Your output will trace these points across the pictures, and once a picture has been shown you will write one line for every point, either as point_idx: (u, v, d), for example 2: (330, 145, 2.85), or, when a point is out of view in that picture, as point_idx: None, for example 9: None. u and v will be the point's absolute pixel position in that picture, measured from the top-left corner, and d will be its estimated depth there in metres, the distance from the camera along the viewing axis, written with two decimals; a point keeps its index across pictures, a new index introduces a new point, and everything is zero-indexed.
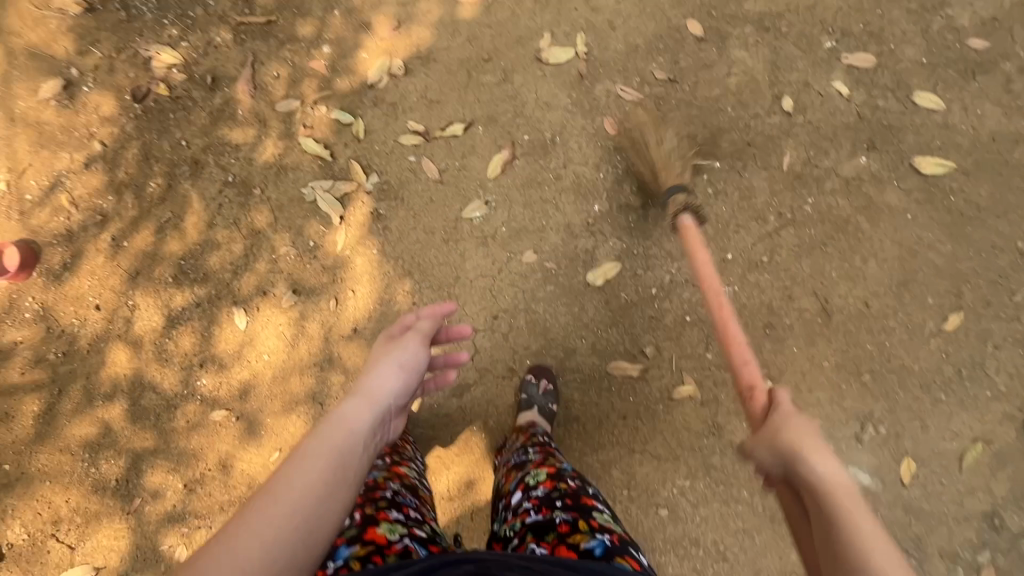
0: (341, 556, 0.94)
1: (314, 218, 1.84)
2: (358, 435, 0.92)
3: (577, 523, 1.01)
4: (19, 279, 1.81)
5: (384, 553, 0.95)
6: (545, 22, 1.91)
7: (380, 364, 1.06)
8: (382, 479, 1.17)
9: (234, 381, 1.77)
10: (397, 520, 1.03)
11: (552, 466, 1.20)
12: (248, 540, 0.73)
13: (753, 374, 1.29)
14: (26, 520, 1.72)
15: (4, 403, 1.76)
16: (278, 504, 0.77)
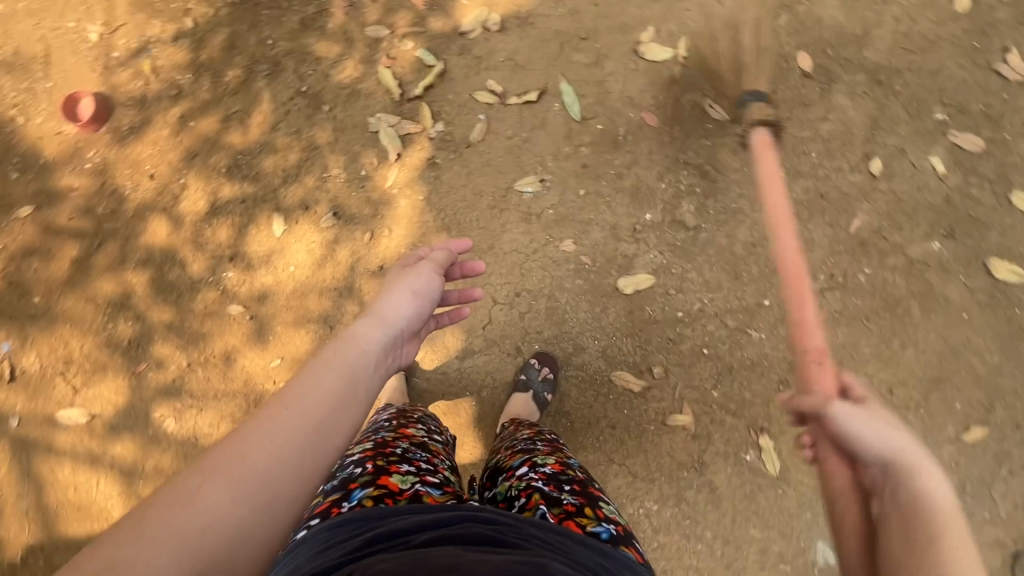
0: (355, 498, 0.92)
1: (373, 149, 1.85)
2: (369, 357, 0.89)
3: (584, 508, 1.00)
4: (88, 130, 1.87)
5: (396, 497, 0.93)
6: (652, 15, 1.84)
7: (394, 290, 1.03)
8: (392, 437, 1.13)
9: (257, 282, 1.83)
10: (408, 471, 1.01)
11: (559, 455, 1.19)
12: (255, 443, 0.71)
13: (822, 343, 1.33)
14: (41, 353, 1.83)
15: (47, 240, 1.86)
16: (286, 413, 0.75)
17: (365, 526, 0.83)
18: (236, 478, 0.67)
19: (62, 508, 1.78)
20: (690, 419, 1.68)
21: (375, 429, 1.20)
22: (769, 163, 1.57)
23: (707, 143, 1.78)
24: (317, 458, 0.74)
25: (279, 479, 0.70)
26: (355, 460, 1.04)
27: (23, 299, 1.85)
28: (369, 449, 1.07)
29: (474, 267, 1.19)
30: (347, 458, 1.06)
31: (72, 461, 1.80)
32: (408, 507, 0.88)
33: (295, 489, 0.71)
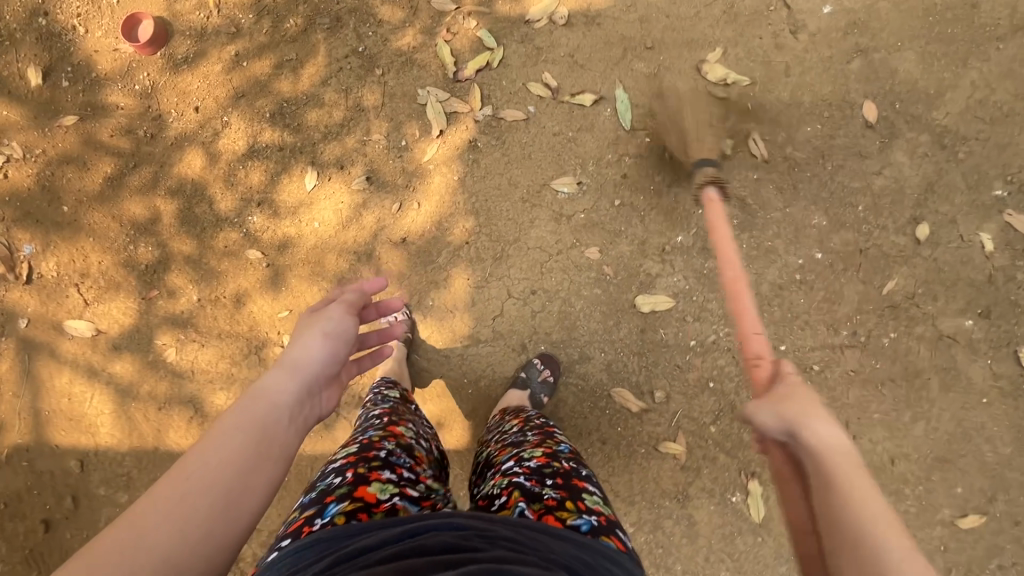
0: (327, 515, 0.90)
1: (417, 121, 1.84)
2: (283, 408, 0.88)
3: (565, 501, 0.98)
4: (143, 51, 1.88)
5: (372, 510, 0.92)
6: (723, 37, 1.80)
7: (304, 336, 1.02)
8: (377, 437, 1.12)
9: (279, 231, 1.83)
10: (389, 480, 1.00)
11: (548, 445, 1.17)
12: (158, 515, 0.68)
13: (763, 347, 1.24)
14: (61, 261, 1.86)
15: (85, 152, 1.87)
16: (193, 478, 0.73)
17: (330, 548, 0.80)
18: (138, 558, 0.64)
19: (54, 415, 1.81)
20: (682, 448, 1.65)
21: (363, 428, 1.19)
22: (723, 223, 1.50)
23: (754, 176, 1.74)
24: (232, 523, 0.73)
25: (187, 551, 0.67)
26: (337, 466, 1.03)
27: (53, 205, 1.87)
28: (351, 454, 1.05)
29: (389, 305, 1.19)
30: (329, 465, 1.05)
31: (72, 371, 1.83)
32: (375, 523, 0.85)
33: (204, 560, 0.68)
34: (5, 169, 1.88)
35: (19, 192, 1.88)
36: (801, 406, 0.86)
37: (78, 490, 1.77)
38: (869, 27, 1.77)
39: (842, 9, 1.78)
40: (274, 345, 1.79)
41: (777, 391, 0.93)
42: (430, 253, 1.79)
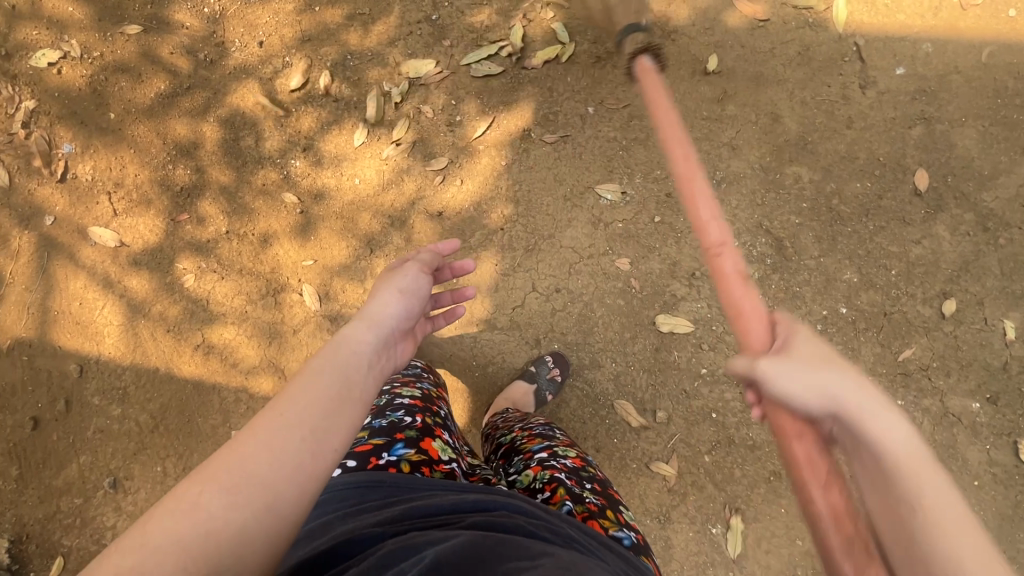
0: (395, 454, 1.01)
1: (475, 99, 1.84)
2: (363, 358, 0.81)
3: (605, 508, 1.04)
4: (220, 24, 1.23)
5: (433, 466, 1.03)
6: (793, 77, 1.79)
7: (381, 292, 0.95)
8: (436, 397, 1.26)
9: (319, 180, 1.83)
10: (448, 443, 1.11)
11: (578, 449, 1.24)
12: (248, 448, 0.66)
13: (722, 232, 1.07)
14: (98, 167, 1.85)
15: (142, 64, 1.86)
16: (280, 416, 0.70)
17: (398, 495, 0.91)
18: (236, 484, 0.64)
19: (62, 316, 1.81)
20: (672, 471, 1.66)
21: (416, 380, 1.31)
22: (663, 93, 1.30)
23: (796, 221, 1.74)
24: (312, 463, 0.68)
25: (278, 481, 0.65)
26: (404, 407, 1.15)
27: (100, 110, 1.86)
28: (418, 401, 1.19)
29: (462, 267, 1.14)
30: (397, 400, 1.18)
31: (87, 278, 1.82)
32: (440, 484, 0.94)
33: (298, 489, 0.66)
34: (59, 64, 1.87)
35: (69, 90, 1.86)
36: (838, 372, 0.78)
37: (72, 394, 1.77)
38: (937, 96, 1.77)
39: (914, 74, 1.79)
40: (291, 290, 1.78)
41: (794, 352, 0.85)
42: (463, 232, 1.78)
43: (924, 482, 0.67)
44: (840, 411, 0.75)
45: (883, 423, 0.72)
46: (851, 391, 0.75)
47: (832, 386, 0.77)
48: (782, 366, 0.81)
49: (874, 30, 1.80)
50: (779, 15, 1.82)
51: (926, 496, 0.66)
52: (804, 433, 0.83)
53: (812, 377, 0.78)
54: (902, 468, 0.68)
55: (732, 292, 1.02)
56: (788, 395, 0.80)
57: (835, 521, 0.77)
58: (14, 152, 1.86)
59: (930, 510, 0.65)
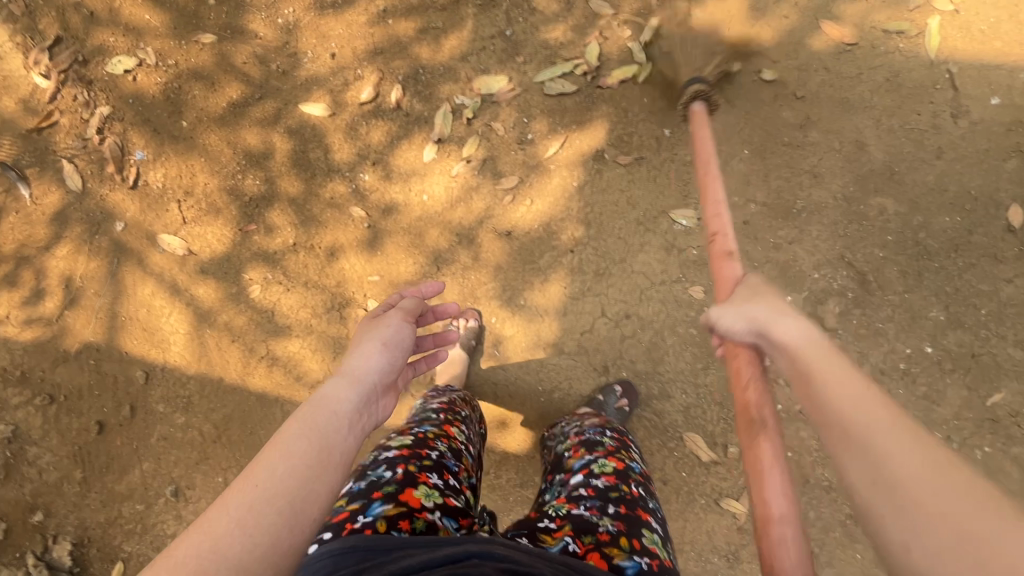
0: (371, 514, 0.97)
1: (548, 117, 1.80)
2: (343, 415, 0.79)
3: (620, 536, 1.00)
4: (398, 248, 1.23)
5: (414, 516, 0.98)
6: (881, 104, 1.72)
7: (360, 346, 0.95)
8: (432, 437, 1.21)
9: (388, 195, 1.81)
10: (434, 487, 1.06)
11: (620, 458, 1.21)
12: (219, 531, 0.63)
13: (722, 224, 1.26)
14: (169, 174, 1.86)
15: (215, 73, 1.87)
16: (254, 491, 0.66)
17: (371, 559, 0.83)
18: (201, 573, 0.59)
19: (129, 322, 1.82)
20: (743, 508, 1.61)
21: (419, 424, 1.29)
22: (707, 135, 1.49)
23: (880, 254, 1.68)
24: (284, 540, 0.65)
25: (253, 563, 0.61)
26: (388, 460, 1.11)
27: (173, 118, 1.87)
28: (405, 449, 1.14)
29: (445, 307, 1.18)
30: (382, 454, 1.14)
31: (155, 284, 1.83)
32: (415, 541, 0.87)
33: (275, 569, 0.62)
34: (134, 71, 1.88)
35: (143, 97, 1.88)
36: (761, 303, 0.94)
37: (137, 400, 1.79)
38: None
39: (1011, 104, 1.70)
40: (357, 306, 1.77)
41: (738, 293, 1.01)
42: (532, 252, 1.75)
43: (825, 368, 0.78)
44: (759, 330, 0.91)
45: (792, 330, 0.86)
46: (773, 318, 0.90)
47: (756, 314, 0.92)
48: (722, 309, 0.98)
49: (970, 56, 1.72)
50: (867, 39, 1.75)
51: (826, 378, 0.77)
52: (742, 355, 0.99)
53: (742, 310, 0.94)
54: (800, 357, 0.82)
55: (718, 268, 1.19)
56: (722, 329, 0.97)
57: (751, 418, 0.98)
58: (87, 157, 1.88)
59: (825, 386, 0.75)
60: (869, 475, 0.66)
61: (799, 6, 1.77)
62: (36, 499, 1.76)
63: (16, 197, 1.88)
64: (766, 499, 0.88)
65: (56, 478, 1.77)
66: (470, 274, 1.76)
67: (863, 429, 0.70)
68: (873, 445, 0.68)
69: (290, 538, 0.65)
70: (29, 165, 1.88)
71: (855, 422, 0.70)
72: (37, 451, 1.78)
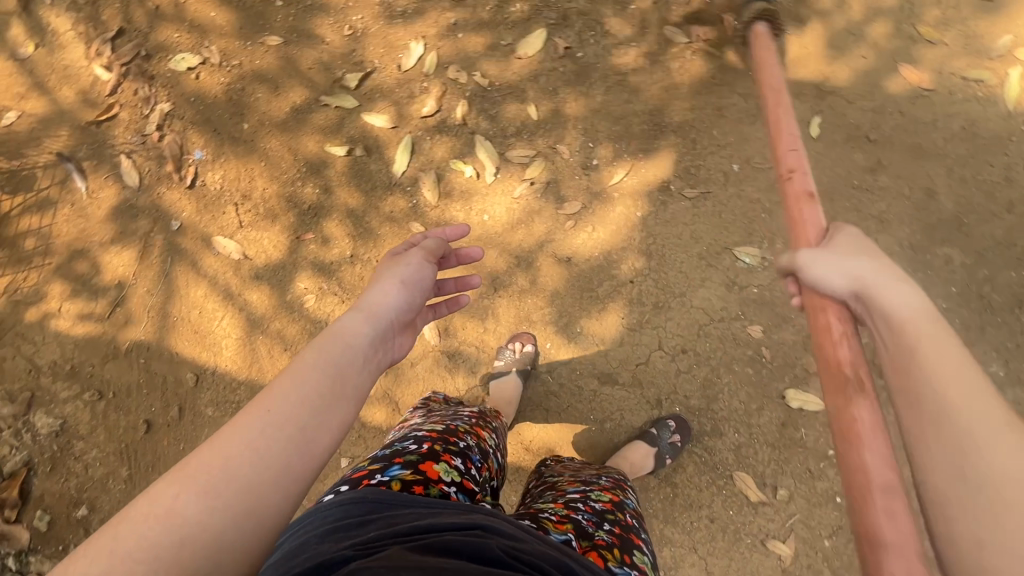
0: (388, 474, 0.89)
1: (614, 143, 1.78)
2: (358, 350, 0.77)
3: (614, 546, 0.89)
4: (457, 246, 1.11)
5: (428, 486, 0.89)
6: (953, 153, 1.70)
7: (382, 281, 0.90)
8: (463, 430, 1.11)
9: (448, 212, 1.80)
10: (456, 467, 0.96)
11: (614, 492, 1.08)
12: (233, 446, 0.62)
13: (796, 160, 1.21)
14: (227, 176, 1.85)
15: (280, 76, 1.87)
16: (267, 414, 0.65)
17: (377, 512, 0.77)
18: (215, 484, 0.59)
19: (180, 322, 1.81)
20: (789, 551, 1.60)
21: (453, 418, 1.18)
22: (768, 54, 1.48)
23: (942, 305, 1.64)
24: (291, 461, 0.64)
25: (262, 484, 0.61)
26: (417, 436, 1.03)
27: (234, 119, 1.86)
28: (435, 432, 1.05)
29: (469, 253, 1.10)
30: (412, 432, 1.06)
31: (208, 287, 1.82)
32: (422, 501, 0.79)
33: (283, 493, 0.62)
34: (198, 70, 1.87)
35: (205, 95, 1.87)
36: (867, 257, 0.85)
37: (185, 402, 1.77)
38: None
39: None
40: None
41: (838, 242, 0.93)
42: (591, 280, 1.74)
43: (924, 328, 0.72)
44: (860, 290, 0.82)
45: (895, 293, 0.78)
46: (879, 278, 0.81)
47: (859, 271, 0.83)
48: (822, 258, 0.89)
49: None
50: (944, 85, 1.73)
51: (920, 337, 0.71)
52: (832, 309, 0.88)
53: (843, 265, 0.86)
54: (905, 324, 0.74)
55: (800, 214, 1.12)
56: (819, 280, 0.89)
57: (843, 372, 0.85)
58: (145, 153, 1.86)
59: (922, 346, 0.70)
60: (939, 437, 0.64)
61: (878, 47, 1.77)
62: (82, 493, 1.74)
63: (71, 189, 1.86)
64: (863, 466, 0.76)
65: (101, 474, 1.75)
66: (526, 298, 1.75)
67: (936, 378, 0.67)
68: (935, 382, 0.67)
69: (296, 463, 0.64)
70: (85, 158, 1.86)
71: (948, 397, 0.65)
72: (83, 446, 1.76)
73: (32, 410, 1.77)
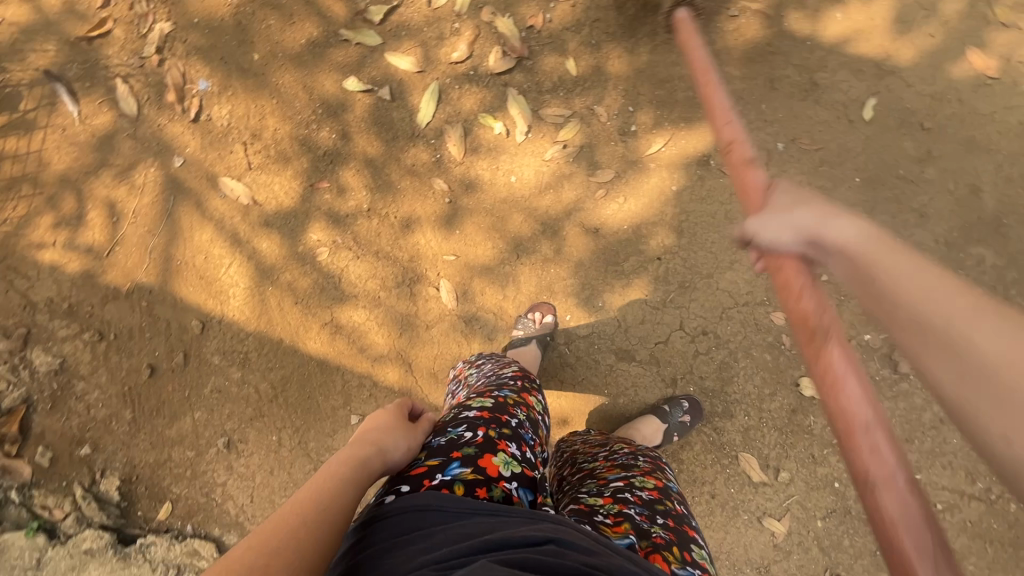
0: (450, 473, 0.83)
1: (655, 109, 1.68)
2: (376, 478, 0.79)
3: (672, 545, 0.87)
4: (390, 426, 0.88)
5: (491, 486, 0.83)
6: (1007, 148, 1.62)
7: (401, 436, 0.87)
8: (511, 401, 1.04)
9: (473, 170, 1.71)
10: (513, 457, 0.90)
11: (658, 478, 1.05)
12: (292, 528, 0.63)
13: (735, 134, 1.04)
14: (236, 112, 1.71)
15: (293, 4, 1.72)
16: (319, 506, 0.67)
17: (439, 523, 0.72)
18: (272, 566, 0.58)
19: (184, 267, 1.72)
20: (783, 529, 1.63)
21: (499, 382, 1.12)
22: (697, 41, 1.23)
23: None
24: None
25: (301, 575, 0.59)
26: (468, 419, 0.95)
27: (243, 48, 1.71)
28: (485, 410, 0.98)
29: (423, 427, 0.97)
30: (461, 414, 0.98)
31: (214, 232, 1.72)
32: (487, 508, 0.74)
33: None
34: None
35: (213, 20, 1.71)
36: (805, 206, 0.81)
37: (190, 349, 1.71)
38: None
39: None
40: (429, 284, 1.70)
41: (774, 199, 0.87)
42: (618, 254, 1.68)
43: (886, 259, 0.69)
44: (812, 237, 0.78)
45: (838, 225, 0.75)
46: (817, 216, 0.78)
47: (797, 220, 0.80)
48: (763, 219, 0.85)
49: None
50: (1010, 75, 1.64)
51: (879, 267, 0.69)
52: (790, 267, 0.82)
53: (784, 219, 0.81)
54: (863, 257, 0.71)
55: (740, 178, 0.98)
56: (771, 241, 0.83)
57: (813, 328, 0.75)
58: (143, 79, 1.71)
59: (884, 276, 0.68)
60: (947, 359, 0.59)
61: (947, 26, 1.67)
62: (84, 433, 1.69)
63: (61, 112, 1.70)
64: (846, 411, 0.68)
65: (104, 415, 1.70)
66: (550, 267, 1.69)
67: (902, 295, 0.65)
68: (912, 302, 0.63)
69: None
70: (77, 79, 1.70)
71: (918, 302, 0.63)
72: (85, 386, 1.70)
73: (29, 346, 1.69)
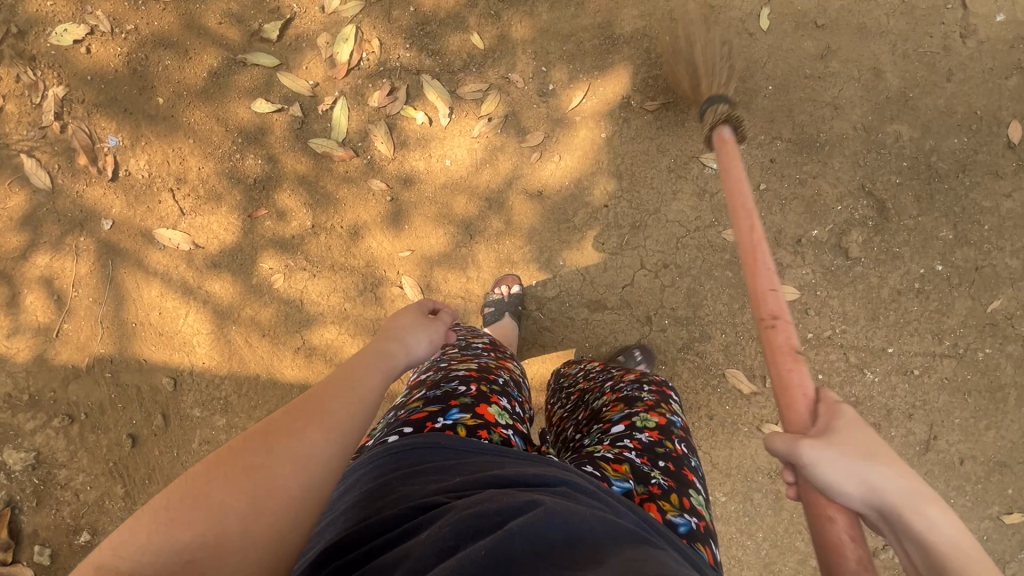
0: (450, 418, 0.87)
1: (567, 65, 1.71)
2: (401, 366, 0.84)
3: (670, 493, 0.88)
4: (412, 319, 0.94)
5: (490, 430, 0.88)
6: (896, 28, 1.71)
7: (422, 331, 0.92)
8: (494, 365, 1.08)
9: (407, 164, 1.71)
10: (506, 409, 0.95)
11: (662, 412, 1.06)
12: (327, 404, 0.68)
13: (780, 305, 1.02)
14: (154, 161, 1.68)
15: (186, 38, 1.68)
16: (352, 387, 0.72)
17: (452, 458, 0.77)
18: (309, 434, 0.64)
19: (140, 327, 1.67)
20: None
21: (473, 353, 1.13)
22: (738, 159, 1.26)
23: (896, 180, 1.68)
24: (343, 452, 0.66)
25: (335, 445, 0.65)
26: (460, 376, 1.00)
27: (145, 95, 1.67)
28: (474, 370, 1.02)
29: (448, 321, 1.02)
30: (452, 371, 1.02)
31: (162, 285, 1.68)
32: (493, 449, 0.80)
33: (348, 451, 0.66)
34: (87, 42, 1.67)
35: (105, 72, 1.67)
36: (885, 465, 0.73)
37: (167, 408, 1.67)
38: None
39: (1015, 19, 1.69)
40: (392, 284, 1.70)
41: (842, 433, 0.79)
42: (566, 212, 1.71)
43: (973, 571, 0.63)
44: (884, 502, 0.71)
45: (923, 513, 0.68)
46: (897, 489, 0.71)
47: (876, 478, 0.72)
48: (830, 453, 0.76)
49: None
50: None
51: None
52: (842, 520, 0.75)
53: (855, 467, 0.73)
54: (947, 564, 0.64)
55: (784, 375, 0.93)
56: (831, 483, 0.75)
57: None
58: (49, 149, 1.65)
59: None
60: None
61: None
62: (78, 520, 1.63)
63: None
64: None
65: (95, 497, 1.64)
66: (504, 240, 1.71)
67: None
68: None
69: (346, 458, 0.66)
70: None
71: None
72: (67, 474, 1.64)
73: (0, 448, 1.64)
